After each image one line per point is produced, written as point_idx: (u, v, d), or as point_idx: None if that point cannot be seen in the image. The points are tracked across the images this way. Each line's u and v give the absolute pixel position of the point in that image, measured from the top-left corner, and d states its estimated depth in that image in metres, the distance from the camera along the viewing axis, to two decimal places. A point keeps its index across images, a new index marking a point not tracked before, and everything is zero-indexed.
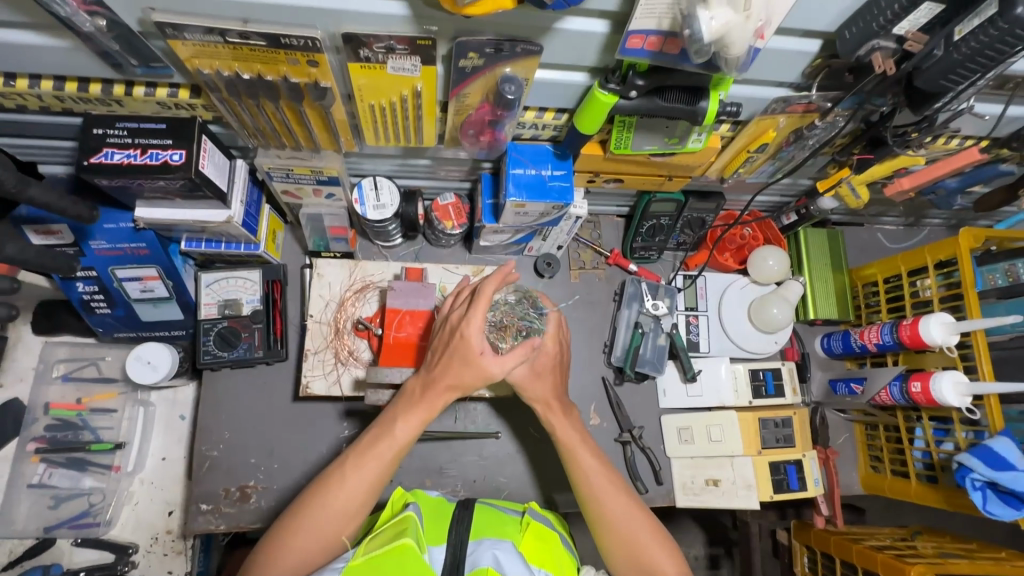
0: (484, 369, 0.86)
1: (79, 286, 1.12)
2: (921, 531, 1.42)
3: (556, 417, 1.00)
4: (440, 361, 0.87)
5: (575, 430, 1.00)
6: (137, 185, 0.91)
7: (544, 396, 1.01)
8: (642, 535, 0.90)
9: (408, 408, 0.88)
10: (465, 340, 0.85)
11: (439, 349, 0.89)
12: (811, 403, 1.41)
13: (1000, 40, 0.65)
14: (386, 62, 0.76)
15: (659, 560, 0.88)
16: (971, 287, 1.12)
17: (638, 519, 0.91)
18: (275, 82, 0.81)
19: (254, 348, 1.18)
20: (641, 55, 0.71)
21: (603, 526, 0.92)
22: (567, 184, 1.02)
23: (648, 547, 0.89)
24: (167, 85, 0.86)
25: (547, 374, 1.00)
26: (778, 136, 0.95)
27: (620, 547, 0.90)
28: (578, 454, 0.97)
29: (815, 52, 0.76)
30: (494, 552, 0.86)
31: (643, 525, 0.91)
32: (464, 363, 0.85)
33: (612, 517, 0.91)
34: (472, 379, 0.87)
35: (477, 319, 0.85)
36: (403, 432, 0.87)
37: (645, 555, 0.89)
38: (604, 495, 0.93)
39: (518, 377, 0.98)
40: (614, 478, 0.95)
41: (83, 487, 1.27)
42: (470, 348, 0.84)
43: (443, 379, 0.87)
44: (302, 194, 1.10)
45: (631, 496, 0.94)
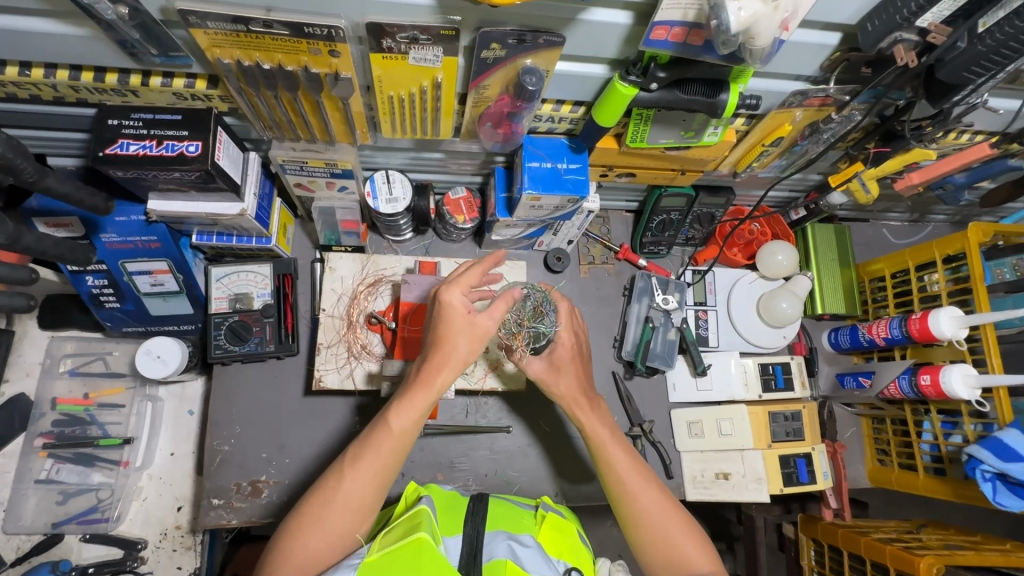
0: (477, 329, 0.82)
1: (89, 279, 1.11)
2: (926, 524, 1.43)
3: (584, 413, 1.00)
4: (432, 337, 0.84)
5: (606, 426, 0.99)
6: (151, 176, 0.90)
7: (568, 391, 1.02)
8: (673, 530, 0.90)
9: (404, 395, 0.83)
10: (450, 304, 0.82)
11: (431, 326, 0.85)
12: (819, 398, 1.43)
13: (1018, 36, 0.67)
14: (407, 53, 0.76)
15: (690, 554, 0.89)
16: (979, 280, 1.13)
17: (670, 515, 0.92)
18: (295, 72, 0.81)
19: (266, 342, 1.18)
20: (664, 47, 0.72)
21: (633, 522, 0.92)
22: (582, 177, 1.02)
23: (679, 541, 0.90)
24: (184, 75, 0.85)
25: (566, 368, 1.01)
26: (793, 129, 0.96)
27: (652, 542, 0.90)
28: (607, 448, 0.97)
29: (834, 45, 0.76)
30: (510, 544, 0.86)
31: (673, 521, 0.91)
32: (453, 329, 0.82)
33: (643, 513, 0.91)
34: (467, 347, 0.82)
35: (462, 281, 0.84)
36: (400, 423, 0.81)
37: (674, 547, 0.89)
38: (634, 490, 0.93)
39: (536, 371, 1.02)
40: (644, 472, 0.95)
41: (91, 483, 1.26)
42: (455, 312, 0.82)
43: (438, 361, 0.82)
44: (314, 187, 1.10)
45: (661, 492, 0.94)
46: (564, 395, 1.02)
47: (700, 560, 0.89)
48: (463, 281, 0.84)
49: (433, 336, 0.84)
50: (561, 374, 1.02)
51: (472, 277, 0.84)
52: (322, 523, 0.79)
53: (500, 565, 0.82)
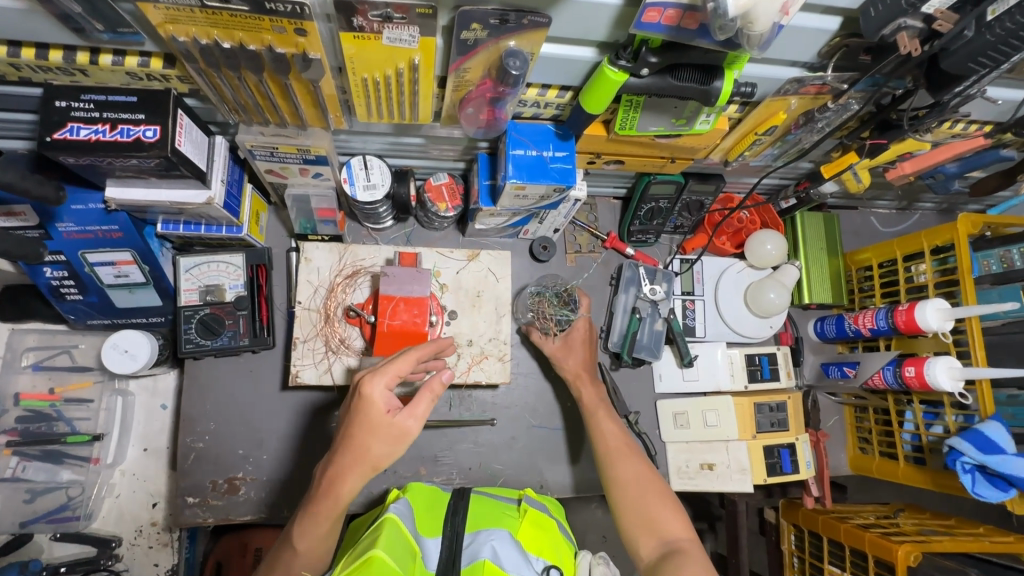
0: (396, 430, 0.76)
1: (47, 271, 1.05)
2: (902, 508, 1.46)
3: (585, 386, 1.17)
4: (343, 436, 0.78)
5: (601, 404, 1.14)
6: (106, 162, 0.84)
7: (574, 366, 1.19)
8: (651, 497, 0.97)
9: (309, 513, 0.80)
10: (370, 400, 0.76)
11: (345, 419, 0.79)
12: (803, 387, 1.42)
13: (1015, 34, 0.66)
14: (381, 33, 0.70)
15: (667, 519, 0.94)
16: (967, 272, 1.12)
17: (646, 481, 0.99)
18: (259, 52, 0.74)
19: (239, 336, 1.13)
20: (657, 30, 0.67)
21: (614, 485, 1.01)
22: (569, 166, 0.97)
23: (653, 505, 0.96)
24: (137, 53, 0.78)
25: (577, 347, 1.20)
26: (787, 118, 0.92)
27: (631, 506, 0.97)
28: (600, 422, 1.10)
29: (834, 31, 0.72)
30: (492, 544, 0.84)
31: (651, 486, 0.98)
32: (367, 431, 0.76)
33: (626, 474, 1.00)
34: (386, 449, 0.77)
35: (380, 379, 0.77)
36: (304, 543, 0.81)
37: (651, 511, 0.95)
38: (616, 457, 1.04)
39: (552, 349, 1.21)
40: (629, 445, 1.06)
41: (60, 481, 1.20)
42: (372, 410, 0.76)
43: (351, 469, 0.77)
44: (287, 174, 1.04)
45: (643, 464, 1.03)
46: (570, 371, 1.19)
47: (675, 524, 0.93)
48: (385, 375, 0.77)
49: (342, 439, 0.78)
50: (573, 353, 1.20)
51: (395, 372, 0.77)
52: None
53: (479, 566, 0.81)
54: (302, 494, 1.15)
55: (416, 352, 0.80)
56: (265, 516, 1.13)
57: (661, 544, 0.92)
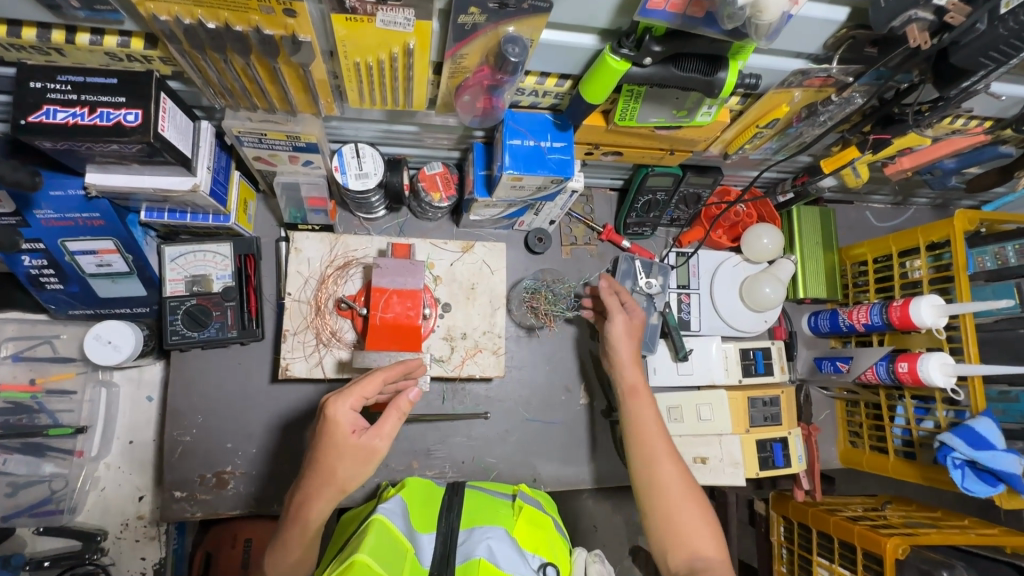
0: (361, 452, 0.76)
1: (25, 259, 1.01)
2: (890, 500, 1.47)
3: (636, 378, 1.04)
4: (310, 460, 0.78)
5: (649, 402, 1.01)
6: (85, 147, 0.81)
7: (626, 355, 1.07)
8: (686, 507, 0.90)
9: (281, 539, 0.79)
10: (337, 421, 0.76)
11: (314, 442, 0.79)
12: (796, 381, 1.43)
13: (1012, 38, 0.65)
14: (374, 15, 0.67)
15: (700, 535, 0.88)
16: (962, 269, 1.12)
17: (684, 491, 0.91)
18: (245, 34, 0.71)
19: (228, 328, 1.11)
20: (662, 17, 0.65)
21: (652, 491, 0.92)
22: (567, 157, 0.95)
23: (689, 520, 0.89)
24: (117, 32, 0.75)
25: (632, 335, 1.09)
26: (790, 111, 0.90)
27: (666, 514, 0.90)
28: (643, 420, 0.99)
29: (842, 21, 0.70)
30: (487, 542, 0.84)
31: (688, 497, 0.91)
32: (333, 454, 0.76)
33: (666, 481, 0.91)
34: (353, 471, 0.76)
35: (342, 402, 0.77)
36: (277, 568, 0.80)
37: (685, 525, 0.88)
38: (656, 459, 0.94)
39: (613, 330, 1.08)
40: (670, 448, 0.96)
41: (42, 475, 1.16)
42: (337, 432, 0.76)
43: (318, 493, 0.76)
44: (276, 161, 1.01)
45: (683, 471, 0.94)
46: (624, 364, 1.06)
47: (708, 541, 0.87)
48: (351, 396, 0.77)
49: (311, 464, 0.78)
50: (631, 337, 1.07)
51: (361, 392, 0.77)
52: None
53: (473, 565, 0.80)
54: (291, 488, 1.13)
55: (384, 371, 0.80)
56: (253, 511, 1.12)
57: (691, 558, 0.86)
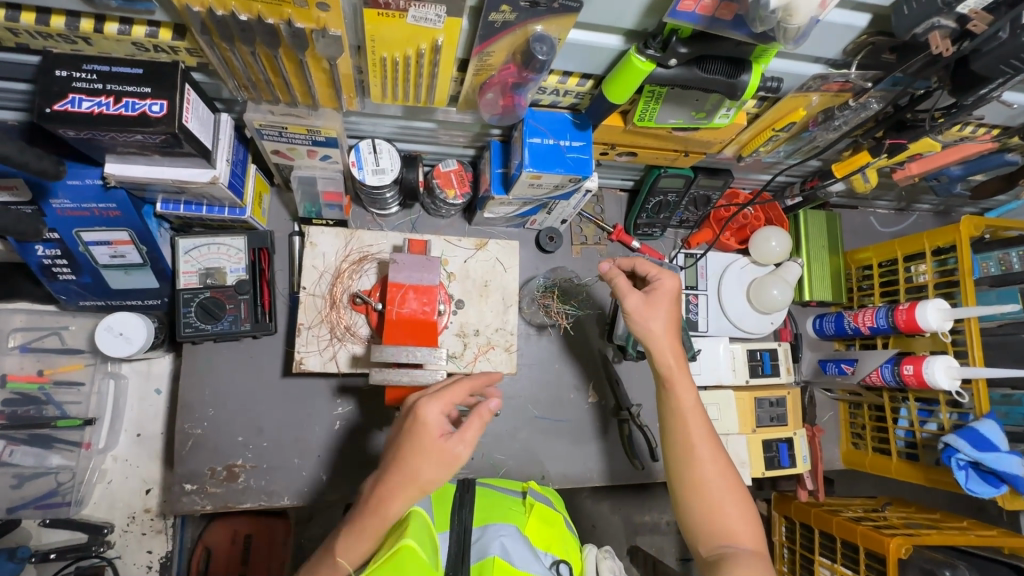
0: (445, 456, 0.73)
1: (39, 249, 1.00)
2: (890, 501, 1.49)
3: (669, 356, 0.91)
4: (391, 455, 0.75)
5: (688, 391, 0.89)
6: (109, 137, 0.81)
7: (658, 331, 0.93)
8: (728, 505, 0.83)
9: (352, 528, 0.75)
10: (426, 421, 0.75)
11: (396, 438, 0.77)
12: (801, 383, 1.46)
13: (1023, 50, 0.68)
14: (406, 11, 0.68)
15: (743, 533, 0.81)
16: (967, 273, 1.15)
17: (721, 479, 0.84)
18: (277, 27, 0.72)
19: (240, 321, 1.11)
20: (691, 20, 0.66)
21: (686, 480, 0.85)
22: (585, 156, 0.96)
23: (727, 510, 0.83)
24: (145, 22, 0.75)
25: (664, 305, 0.94)
26: (806, 115, 0.92)
27: (703, 506, 0.83)
28: (679, 402, 0.89)
29: (863, 27, 0.72)
30: (501, 540, 0.84)
31: (730, 494, 0.84)
32: (418, 453, 0.73)
33: (703, 470, 0.84)
34: (436, 472, 0.73)
35: (433, 403, 0.75)
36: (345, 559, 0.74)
37: (720, 515, 0.82)
38: (693, 457, 0.85)
39: (633, 304, 0.94)
40: (710, 441, 0.87)
41: (48, 466, 1.16)
42: (427, 430, 0.74)
43: (398, 490, 0.73)
44: (294, 155, 1.01)
45: (725, 464, 0.86)
46: (653, 339, 0.93)
47: (751, 545, 0.81)
48: (444, 397, 0.76)
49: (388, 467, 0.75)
50: (659, 313, 0.93)
51: (450, 395, 0.77)
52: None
53: (489, 562, 0.81)
54: (302, 482, 1.14)
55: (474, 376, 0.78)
56: (263, 505, 1.12)
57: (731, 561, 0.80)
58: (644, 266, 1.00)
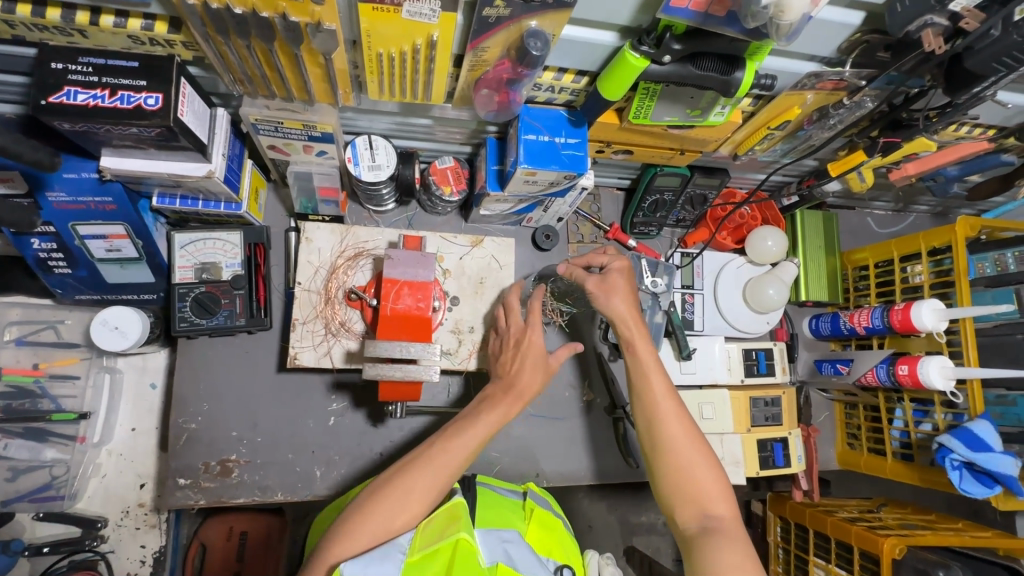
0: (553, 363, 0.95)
1: (35, 242, 1.00)
2: (885, 502, 1.49)
3: (634, 332, 0.96)
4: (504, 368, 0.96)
5: (652, 359, 0.94)
6: (104, 130, 0.81)
7: (621, 310, 0.97)
8: (697, 464, 0.88)
9: (488, 406, 0.91)
10: (534, 344, 0.95)
11: (506, 359, 0.97)
12: (796, 383, 1.45)
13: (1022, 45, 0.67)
14: (401, 5, 0.68)
15: (711, 490, 0.87)
16: (963, 274, 1.15)
17: (692, 447, 0.89)
18: (271, 20, 0.72)
19: (236, 316, 1.11)
20: (684, 15, 0.66)
21: (657, 450, 0.90)
22: (580, 153, 0.96)
23: (699, 476, 0.87)
24: (141, 16, 0.75)
25: (619, 287, 0.98)
26: (801, 113, 0.92)
27: (675, 474, 0.88)
28: (647, 375, 0.94)
29: (857, 25, 0.72)
30: (505, 546, 0.82)
31: (699, 454, 0.89)
32: (533, 360, 0.94)
33: (672, 440, 0.89)
34: (533, 380, 0.93)
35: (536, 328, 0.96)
36: (482, 427, 0.89)
37: (692, 481, 0.87)
38: (661, 420, 0.91)
39: (589, 286, 0.99)
40: (677, 407, 0.92)
41: (43, 460, 1.16)
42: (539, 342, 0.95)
43: (526, 373, 0.93)
44: (290, 151, 1.01)
45: (692, 427, 0.91)
46: (618, 316, 0.98)
47: (718, 501, 0.86)
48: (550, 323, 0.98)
49: (499, 379, 0.96)
50: (617, 294, 0.98)
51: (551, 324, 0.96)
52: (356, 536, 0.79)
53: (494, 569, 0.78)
54: (296, 478, 1.14)
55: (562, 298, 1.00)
56: (257, 500, 1.12)
57: (701, 515, 0.86)
58: (597, 258, 1.04)
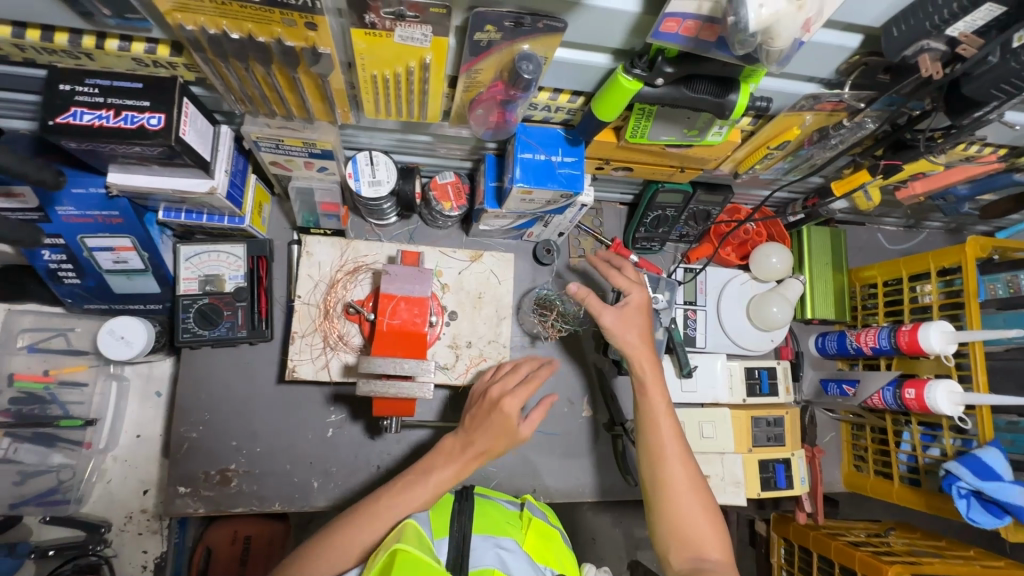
0: (511, 427, 0.90)
1: (45, 254, 1.03)
2: (894, 526, 1.45)
3: (647, 366, 0.98)
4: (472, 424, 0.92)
5: (663, 400, 0.96)
6: (109, 149, 0.83)
7: (634, 343, 0.99)
8: (697, 506, 0.88)
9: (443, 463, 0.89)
10: (505, 411, 0.90)
11: (473, 417, 0.93)
12: (801, 402, 1.42)
13: (1020, 72, 0.66)
14: (393, 30, 0.69)
15: (707, 534, 0.86)
16: (973, 296, 1.12)
17: (694, 488, 0.89)
18: (268, 44, 0.73)
19: (237, 327, 1.14)
20: (674, 40, 0.66)
21: (658, 487, 0.90)
22: (577, 172, 0.96)
23: (698, 519, 0.87)
24: (144, 39, 0.77)
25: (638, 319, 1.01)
26: (801, 133, 0.91)
27: (673, 513, 0.87)
28: (656, 414, 0.95)
29: (854, 48, 0.71)
30: (500, 553, 0.82)
31: (698, 496, 0.89)
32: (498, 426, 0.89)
33: (674, 479, 0.89)
34: (496, 444, 0.89)
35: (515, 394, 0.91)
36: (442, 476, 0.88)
37: (691, 524, 0.87)
38: (665, 456, 0.91)
39: (607, 321, 1.00)
40: (681, 446, 0.93)
41: (50, 465, 1.19)
42: (507, 413, 0.90)
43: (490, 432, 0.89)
44: (292, 166, 1.03)
45: (694, 469, 0.92)
46: (631, 349, 0.99)
47: (712, 544, 0.85)
48: (519, 388, 0.92)
49: (462, 433, 0.93)
50: (635, 328, 0.99)
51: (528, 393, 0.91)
52: (318, 561, 0.81)
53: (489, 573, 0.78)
54: (295, 488, 1.15)
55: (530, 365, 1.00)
56: (256, 510, 1.13)
57: (694, 558, 0.85)
58: (617, 283, 1.05)
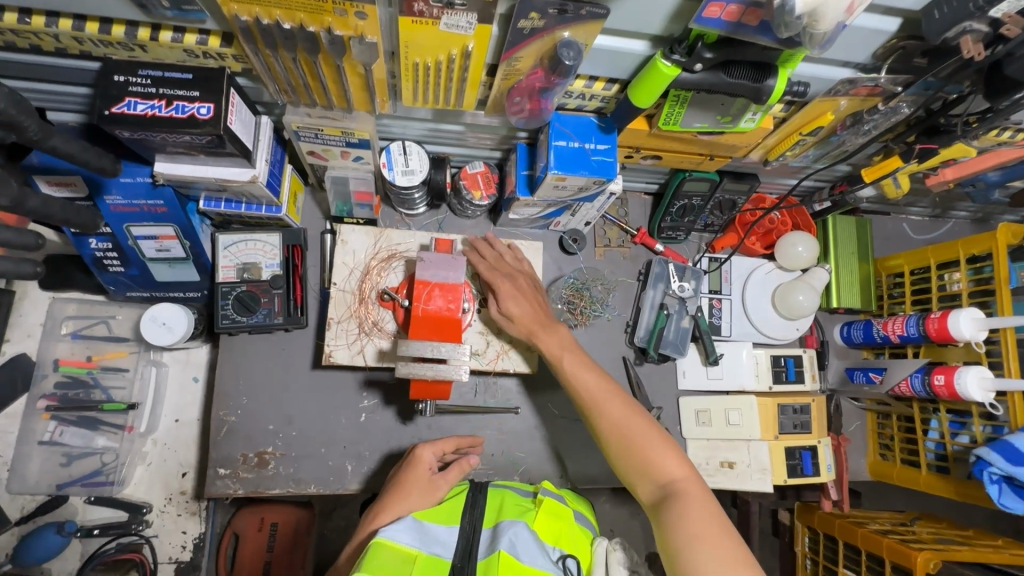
0: (431, 485, 0.96)
1: (92, 242, 1.07)
2: (920, 516, 1.45)
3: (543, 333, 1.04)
4: (393, 483, 0.98)
5: (569, 355, 1.01)
6: (159, 138, 0.86)
7: (523, 318, 1.06)
8: (645, 438, 0.92)
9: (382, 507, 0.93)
10: (422, 459, 0.99)
11: (394, 480, 0.99)
12: (826, 391, 1.43)
13: None
14: (439, 18, 0.71)
15: (657, 458, 0.91)
16: (1005, 283, 1.12)
17: (634, 421, 0.94)
18: (317, 34, 0.75)
19: (274, 314, 1.16)
20: (716, 25, 0.67)
21: (605, 430, 0.95)
22: (610, 159, 0.97)
23: (650, 450, 0.91)
24: (196, 31, 0.80)
25: (514, 305, 1.05)
26: (834, 119, 0.91)
27: (626, 453, 0.92)
28: (572, 371, 1.00)
29: (893, 32, 0.72)
30: (510, 536, 0.85)
31: (639, 428, 0.93)
32: (410, 481, 0.96)
33: (615, 420, 0.94)
34: (419, 498, 0.94)
35: (428, 450, 1.01)
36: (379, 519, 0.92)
37: (646, 452, 0.91)
38: (598, 403, 0.97)
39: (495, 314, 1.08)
40: (610, 393, 0.97)
41: (94, 447, 1.23)
42: (421, 464, 0.99)
43: (409, 484, 0.95)
44: (328, 156, 1.05)
45: (629, 405, 0.96)
46: (527, 326, 1.06)
47: (667, 465, 0.90)
48: (435, 447, 1.03)
49: (391, 489, 0.97)
50: (518, 305, 1.06)
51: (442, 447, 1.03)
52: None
53: (496, 558, 0.82)
54: (329, 471, 1.18)
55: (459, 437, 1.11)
56: (292, 492, 1.16)
57: (657, 485, 0.90)
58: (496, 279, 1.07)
